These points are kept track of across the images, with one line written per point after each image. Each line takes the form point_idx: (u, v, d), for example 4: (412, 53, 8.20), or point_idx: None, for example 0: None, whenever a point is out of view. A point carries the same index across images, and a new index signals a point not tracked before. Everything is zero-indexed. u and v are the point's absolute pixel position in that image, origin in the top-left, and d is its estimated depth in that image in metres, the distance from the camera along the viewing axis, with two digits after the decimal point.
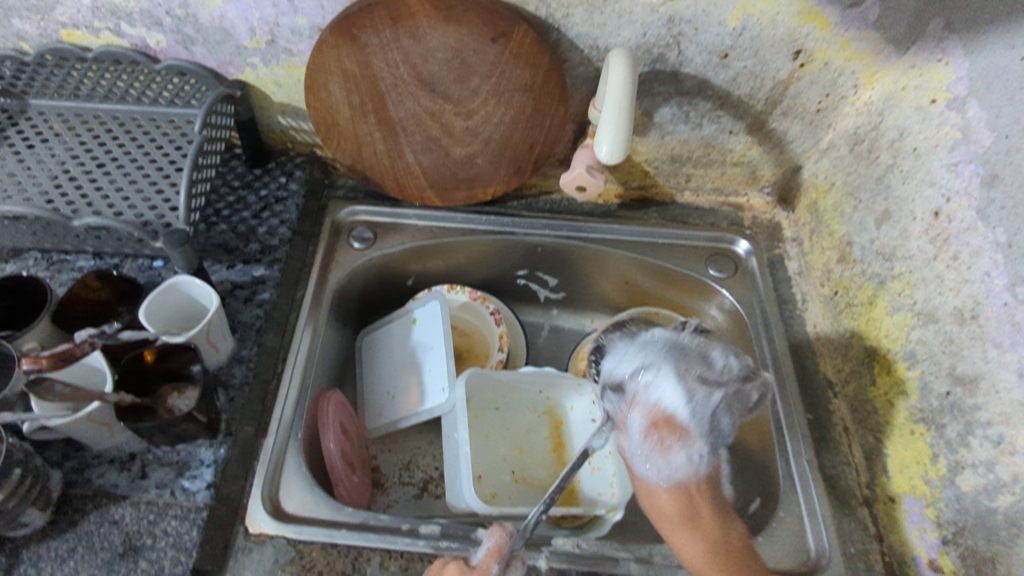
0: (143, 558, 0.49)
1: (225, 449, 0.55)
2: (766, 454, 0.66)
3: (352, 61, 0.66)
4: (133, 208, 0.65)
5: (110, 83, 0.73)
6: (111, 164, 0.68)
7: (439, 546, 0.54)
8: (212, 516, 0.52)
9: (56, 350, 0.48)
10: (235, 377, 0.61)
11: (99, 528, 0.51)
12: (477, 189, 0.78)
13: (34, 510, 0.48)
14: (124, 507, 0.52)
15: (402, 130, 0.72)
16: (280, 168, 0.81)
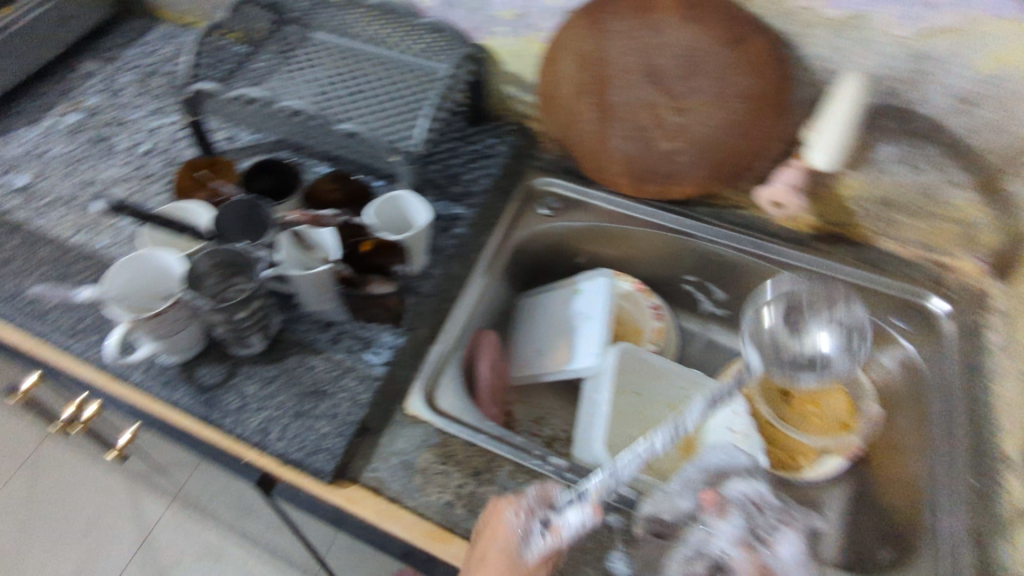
0: (324, 398, 0.69)
1: (401, 339, 0.74)
2: (919, 516, 0.65)
3: (590, 43, 0.73)
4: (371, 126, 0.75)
5: (376, 28, 0.88)
6: (366, 91, 0.80)
7: (563, 475, 0.65)
8: (382, 387, 0.70)
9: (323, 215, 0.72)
10: (423, 288, 0.76)
11: (298, 368, 0.72)
12: (671, 186, 0.80)
13: (256, 337, 0.71)
14: (318, 359, 0.73)
15: (616, 116, 0.76)
16: (491, 131, 0.90)
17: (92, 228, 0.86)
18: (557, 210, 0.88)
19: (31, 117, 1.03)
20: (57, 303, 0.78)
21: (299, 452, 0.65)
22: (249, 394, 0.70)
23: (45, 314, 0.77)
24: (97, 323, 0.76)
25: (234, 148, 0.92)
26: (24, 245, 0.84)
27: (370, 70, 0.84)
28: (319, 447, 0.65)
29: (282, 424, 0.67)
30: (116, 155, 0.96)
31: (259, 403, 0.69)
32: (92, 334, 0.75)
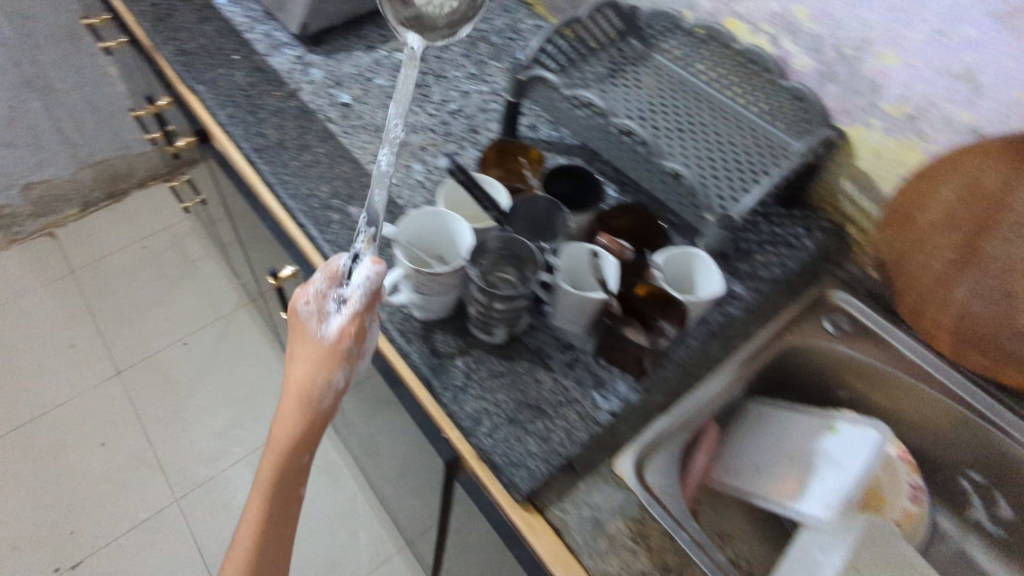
0: (541, 417, 0.67)
1: (633, 397, 0.69)
2: None
3: (992, 182, 0.65)
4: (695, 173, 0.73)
5: (722, 74, 0.83)
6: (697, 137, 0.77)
7: None
8: (599, 436, 0.66)
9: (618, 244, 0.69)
10: (676, 354, 0.70)
11: (527, 377, 0.70)
12: (999, 361, 0.71)
13: (501, 329, 0.70)
14: (548, 377, 0.70)
15: (981, 266, 0.69)
16: (802, 220, 0.81)
17: (387, 163, 0.91)
18: (846, 332, 0.78)
19: (371, 42, 1.10)
20: (344, 219, 0.83)
21: (502, 458, 0.64)
22: (475, 375, 0.70)
23: (330, 225, 0.82)
24: (368, 251, 0.80)
25: (538, 140, 0.93)
26: (333, 156, 0.91)
27: (704, 115, 0.81)
28: (522, 462, 0.64)
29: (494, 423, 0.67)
30: (427, 103, 0.99)
31: (479, 392, 0.69)
32: None
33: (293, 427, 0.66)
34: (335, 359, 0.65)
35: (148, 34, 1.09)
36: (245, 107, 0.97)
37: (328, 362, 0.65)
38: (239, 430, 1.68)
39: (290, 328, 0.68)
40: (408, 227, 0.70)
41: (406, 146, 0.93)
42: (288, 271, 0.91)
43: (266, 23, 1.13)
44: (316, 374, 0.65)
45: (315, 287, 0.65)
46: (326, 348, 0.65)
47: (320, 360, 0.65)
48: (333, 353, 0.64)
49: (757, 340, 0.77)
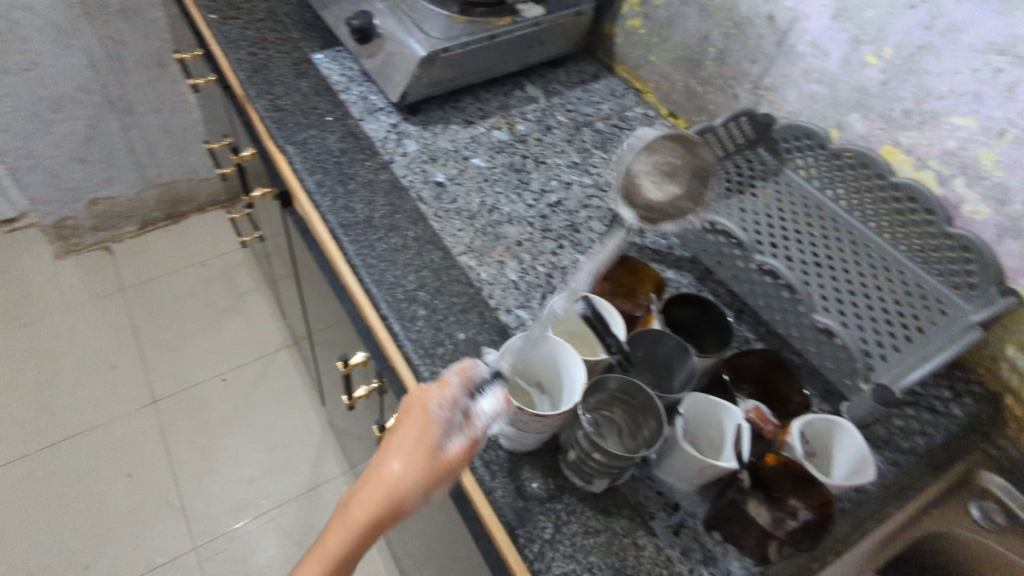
0: None
1: None
2: None
3: None
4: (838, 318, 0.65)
5: (863, 202, 0.73)
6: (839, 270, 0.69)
7: None
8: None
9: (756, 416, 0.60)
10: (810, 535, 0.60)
11: (625, 539, 0.60)
12: None
13: (600, 481, 0.61)
14: (650, 542, 0.60)
15: None
16: (949, 381, 0.71)
17: (479, 255, 0.83)
18: (998, 526, 0.65)
19: (468, 115, 1.04)
20: (430, 315, 0.76)
21: None
22: (565, 528, 0.61)
23: (414, 320, 0.75)
24: (453, 358, 0.72)
25: (639, 243, 0.84)
26: (423, 240, 0.84)
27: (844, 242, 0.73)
28: None
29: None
30: (525, 192, 0.93)
31: (569, 549, 0.59)
32: (443, 368, 0.71)
33: (365, 505, 0.58)
34: (436, 470, 0.57)
35: (244, 84, 1.05)
36: (334, 173, 0.91)
37: (429, 469, 0.57)
38: (268, 482, 1.52)
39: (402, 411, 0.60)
40: (512, 353, 0.63)
41: (500, 238, 0.86)
42: (359, 358, 0.84)
43: (363, 85, 1.09)
44: (409, 471, 0.57)
45: (448, 380, 0.60)
46: (424, 433, 0.58)
47: (418, 466, 0.57)
48: (416, 408, 0.59)
49: (893, 521, 0.64)
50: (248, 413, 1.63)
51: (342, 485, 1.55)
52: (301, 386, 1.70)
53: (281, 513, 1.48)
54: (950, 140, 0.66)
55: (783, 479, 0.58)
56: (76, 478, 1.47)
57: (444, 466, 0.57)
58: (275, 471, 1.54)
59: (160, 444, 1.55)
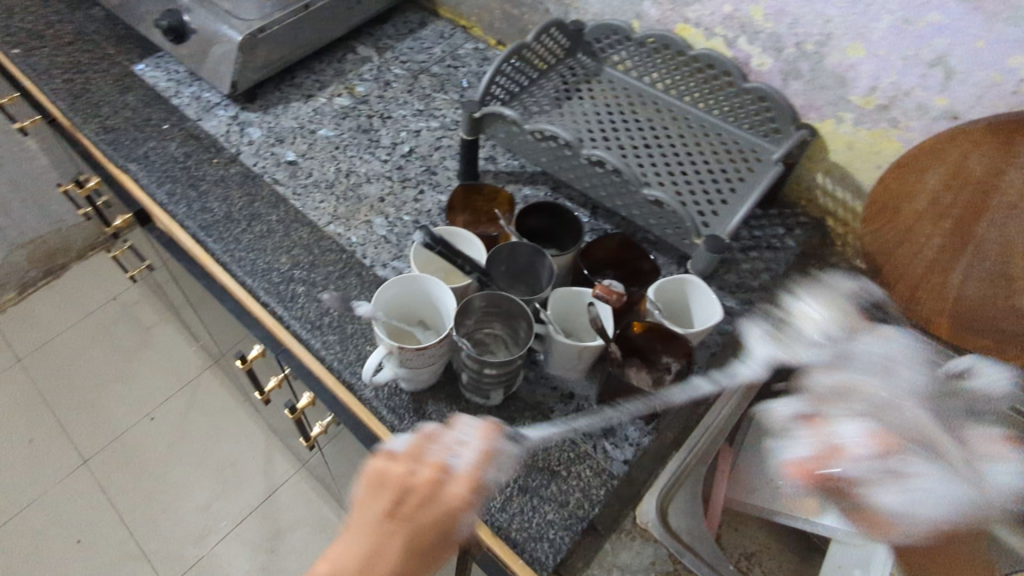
0: (557, 481, 0.63)
1: (647, 439, 0.66)
2: None
3: (981, 163, 0.60)
4: (669, 188, 0.71)
5: (677, 82, 0.81)
6: (665, 148, 0.76)
7: None
8: (615, 488, 0.63)
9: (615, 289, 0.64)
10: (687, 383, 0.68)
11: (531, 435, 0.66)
12: (1007, 347, 0.65)
13: (497, 392, 0.66)
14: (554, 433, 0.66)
15: (975, 250, 0.63)
16: (781, 219, 0.79)
17: (346, 221, 0.85)
18: None
19: (306, 89, 1.04)
20: (310, 289, 0.78)
21: (521, 533, 0.60)
22: None
23: (297, 298, 0.77)
24: (340, 323, 0.75)
25: (493, 169, 0.88)
26: (287, 221, 0.85)
27: (666, 123, 0.79)
28: (543, 535, 0.60)
29: (504, 493, 0.62)
30: (378, 149, 0.94)
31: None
32: (333, 334, 0.74)
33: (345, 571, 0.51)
34: (442, 531, 0.52)
35: (66, 112, 1.01)
36: (184, 180, 0.90)
37: (429, 546, 0.52)
38: (226, 501, 1.53)
39: (430, 516, 0.51)
40: (386, 298, 0.66)
41: (362, 200, 0.88)
42: (258, 350, 0.86)
43: (194, 84, 1.06)
44: (411, 560, 0.51)
45: (438, 461, 0.52)
46: (432, 515, 0.51)
47: (428, 541, 0.52)
48: (428, 512, 0.51)
49: None
50: (185, 442, 1.61)
51: (300, 482, 1.57)
52: (233, 401, 1.69)
53: (247, 526, 1.49)
54: (726, 6, 0.73)
55: (651, 342, 0.65)
56: (24, 556, 1.43)
57: (447, 538, 0.53)
58: (230, 489, 1.54)
59: (104, 498, 1.52)
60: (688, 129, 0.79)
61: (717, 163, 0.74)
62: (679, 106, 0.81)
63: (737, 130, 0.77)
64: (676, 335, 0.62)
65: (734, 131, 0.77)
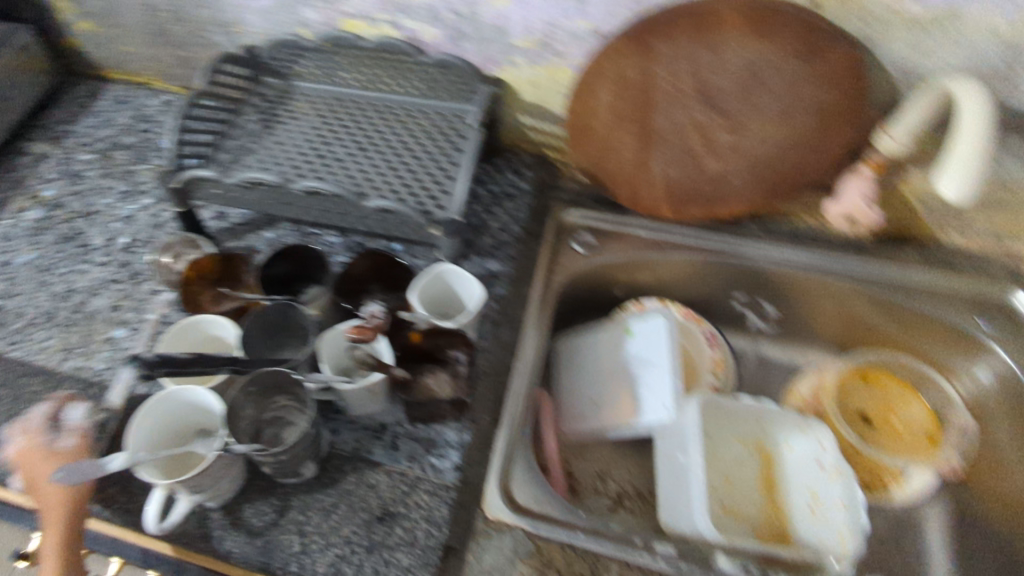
0: (399, 525, 0.55)
1: (468, 434, 0.60)
2: None
3: (633, 68, 0.66)
4: (397, 188, 0.68)
5: (369, 73, 0.80)
6: (383, 150, 0.73)
7: (677, 564, 0.56)
8: (457, 495, 0.57)
9: (372, 321, 0.58)
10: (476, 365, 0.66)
11: (357, 489, 0.57)
12: (717, 207, 0.75)
13: (309, 463, 0.55)
14: (380, 475, 0.57)
15: (660, 138, 0.71)
16: (508, 166, 0.86)
17: (82, 351, 0.74)
18: (592, 246, 0.82)
19: None
20: None
21: None
22: (307, 528, 0.54)
23: None
24: None
25: (227, 226, 0.80)
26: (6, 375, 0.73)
27: (375, 120, 0.77)
28: None
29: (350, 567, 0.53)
30: (92, 253, 0.84)
31: (322, 541, 0.54)
32: None
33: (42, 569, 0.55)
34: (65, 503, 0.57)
35: None
36: None
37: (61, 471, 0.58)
38: None
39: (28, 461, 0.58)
40: (139, 440, 0.52)
41: (93, 317, 0.78)
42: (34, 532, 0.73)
43: None
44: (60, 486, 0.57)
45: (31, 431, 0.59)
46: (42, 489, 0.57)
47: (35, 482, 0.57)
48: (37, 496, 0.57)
49: (534, 305, 0.74)
50: None
51: None
52: None
53: None
54: None
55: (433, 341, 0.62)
56: None
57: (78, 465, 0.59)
58: None
59: None
60: (402, 119, 0.77)
61: (436, 148, 0.72)
62: (385, 99, 0.79)
63: (449, 104, 0.76)
64: (450, 330, 0.60)
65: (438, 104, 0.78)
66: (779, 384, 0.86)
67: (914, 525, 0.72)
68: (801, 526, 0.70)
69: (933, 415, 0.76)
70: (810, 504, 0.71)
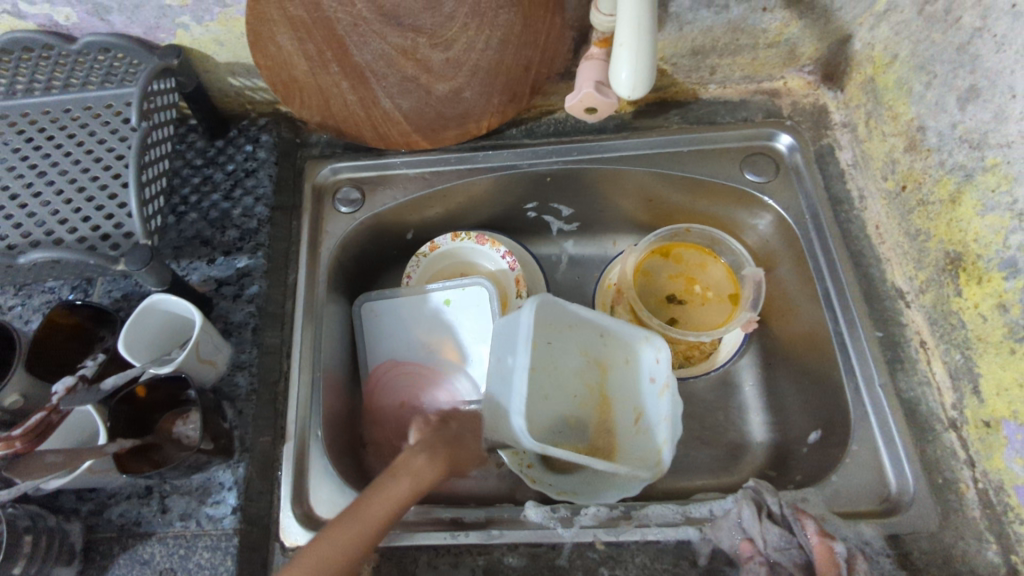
0: None
1: (243, 467, 0.59)
2: (825, 362, 0.65)
3: (298, 6, 0.56)
4: (65, 224, 0.56)
5: (31, 71, 0.62)
6: (29, 177, 0.58)
7: (491, 537, 0.57)
8: (243, 540, 0.57)
9: (26, 424, 0.49)
10: (239, 387, 0.63)
11: (131, 570, 0.55)
12: (469, 124, 0.69)
13: (61, 566, 0.53)
14: (152, 546, 0.56)
15: (372, 74, 0.62)
16: (243, 135, 0.74)
17: None
18: (357, 201, 0.76)
19: None
20: None
21: None
22: None
23: None
24: None
25: None
26: None
27: (31, 139, 0.60)
28: None
29: None
30: None
31: None
32: None
33: None
34: None
35: None
36: None
37: None
38: None
39: None
40: None
41: None
42: None
43: None
44: None
45: None
46: None
47: None
48: None
49: (301, 292, 0.71)
50: None
51: None
52: None
53: None
54: None
55: (164, 392, 0.57)
56: None
57: None
58: None
59: None
60: (40, 131, 0.61)
61: (93, 158, 0.59)
62: (12, 104, 0.62)
63: (95, 91, 0.61)
64: (173, 376, 0.55)
65: (121, 92, 0.62)
66: (595, 277, 0.84)
67: (734, 381, 0.78)
68: (626, 432, 0.69)
69: (731, 274, 0.78)
70: (651, 376, 0.69)
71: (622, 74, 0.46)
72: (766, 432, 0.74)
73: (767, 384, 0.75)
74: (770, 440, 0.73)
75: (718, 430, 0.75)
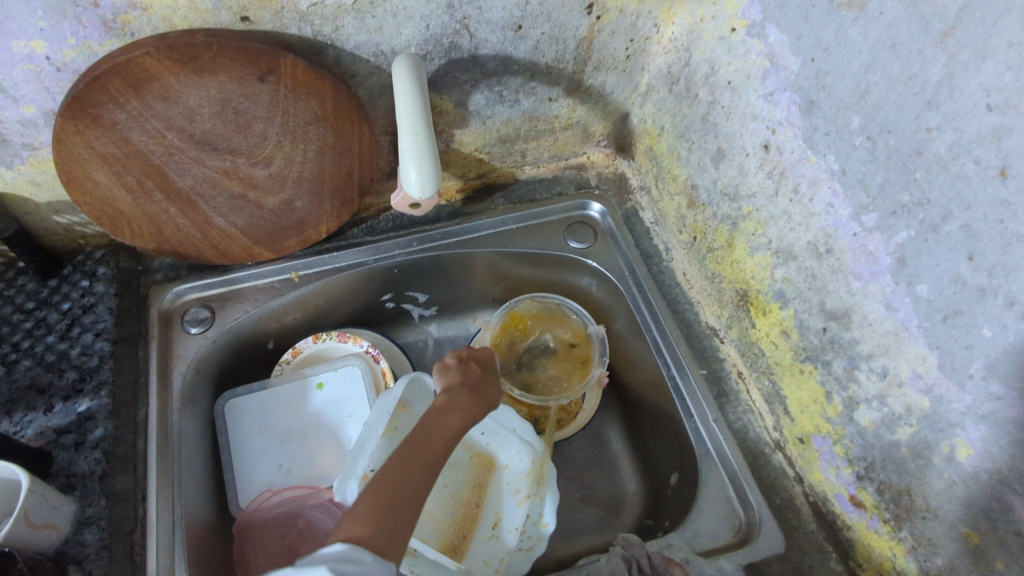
0: None
1: None
2: (668, 406, 0.70)
3: (106, 143, 0.57)
4: None
5: None
6: None
7: None
8: None
9: None
10: (87, 546, 0.59)
11: None
12: (307, 230, 0.72)
13: None
14: None
15: (199, 197, 0.64)
16: (78, 271, 0.73)
17: None
18: (207, 319, 0.76)
19: None
20: None
21: None
22: None
23: None
24: None
25: None
26: None
27: None
28: None
29: None
30: None
31: None
32: None
33: None
34: None
35: None
36: None
37: None
38: None
39: None
40: None
41: None
42: None
43: None
44: None
45: None
46: None
47: None
48: None
49: (152, 421, 0.69)
50: None
51: None
52: None
53: None
54: None
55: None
56: None
57: None
58: None
59: None
60: None
61: None
62: None
63: None
64: None
65: None
66: None
67: (602, 437, 0.81)
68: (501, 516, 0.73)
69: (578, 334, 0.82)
70: (480, 430, 0.74)
71: (411, 174, 0.55)
72: (637, 481, 0.77)
73: (630, 434, 0.80)
74: (641, 489, 0.76)
75: (594, 488, 0.78)
